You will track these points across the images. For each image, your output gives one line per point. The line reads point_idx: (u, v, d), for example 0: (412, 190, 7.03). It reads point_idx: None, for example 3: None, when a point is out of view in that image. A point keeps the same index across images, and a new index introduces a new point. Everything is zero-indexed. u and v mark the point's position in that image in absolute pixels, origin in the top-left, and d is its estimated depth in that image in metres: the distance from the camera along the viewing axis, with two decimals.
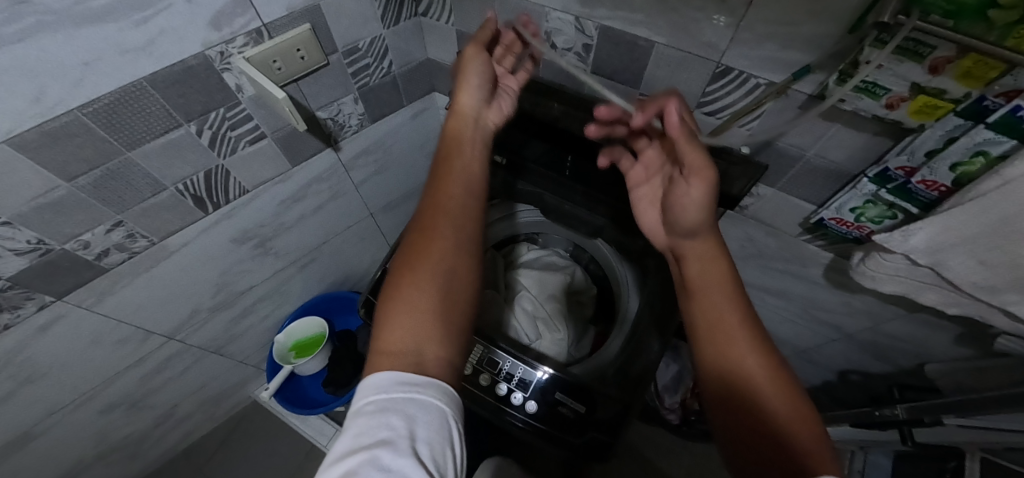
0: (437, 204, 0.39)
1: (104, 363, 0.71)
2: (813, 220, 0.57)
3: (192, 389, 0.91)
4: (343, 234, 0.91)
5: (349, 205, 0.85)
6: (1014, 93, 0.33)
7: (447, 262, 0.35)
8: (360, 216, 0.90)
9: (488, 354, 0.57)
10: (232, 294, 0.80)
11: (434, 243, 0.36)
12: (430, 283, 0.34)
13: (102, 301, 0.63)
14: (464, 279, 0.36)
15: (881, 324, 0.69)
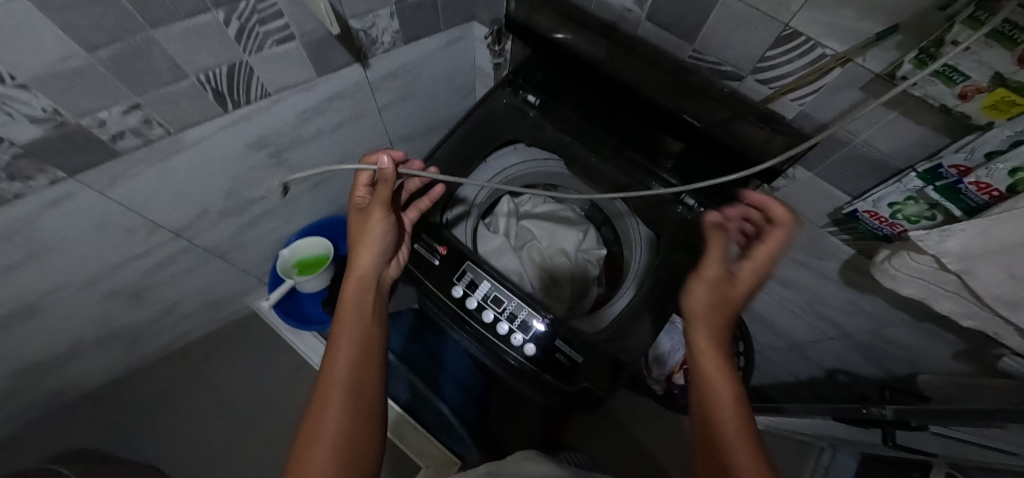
0: (329, 375, 0.42)
1: (111, 249, 0.71)
2: (845, 212, 0.55)
3: (194, 290, 0.93)
4: (359, 159, 0.89)
5: (369, 128, 0.83)
6: None
7: (349, 413, 0.40)
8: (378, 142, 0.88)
9: (494, 292, 0.58)
10: (242, 202, 0.79)
11: (333, 405, 0.40)
12: (333, 447, 0.38)
13: (114, 187, 0.62)
14: (369, 417, 0.41)
15: (883, 329, 0.69)
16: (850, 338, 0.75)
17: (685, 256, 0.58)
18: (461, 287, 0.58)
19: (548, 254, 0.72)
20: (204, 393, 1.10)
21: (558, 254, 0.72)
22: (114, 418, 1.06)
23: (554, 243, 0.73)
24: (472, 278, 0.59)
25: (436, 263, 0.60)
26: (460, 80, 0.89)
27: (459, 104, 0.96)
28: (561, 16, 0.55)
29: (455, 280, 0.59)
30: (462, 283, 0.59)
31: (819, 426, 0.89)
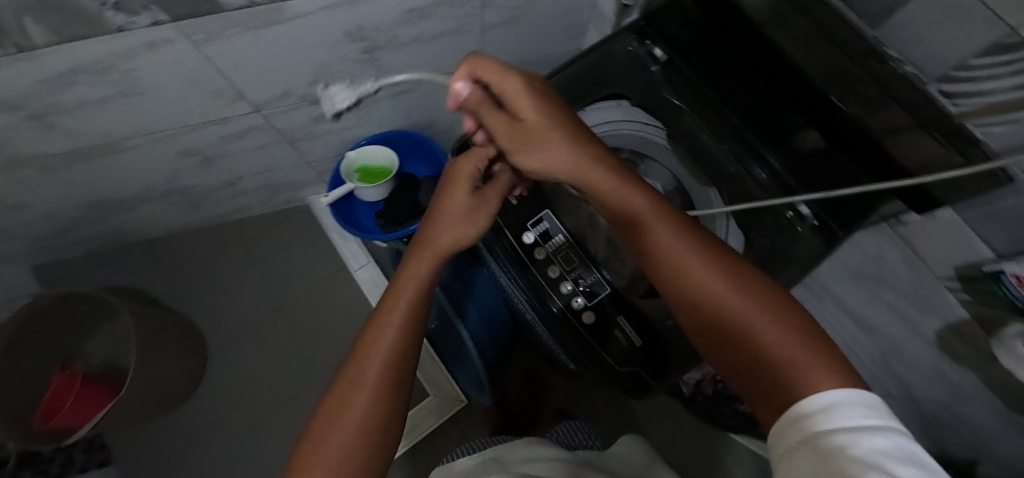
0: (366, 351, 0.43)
1: (195, 107, 0.72)
2: (987, 270, 0.47)
3: (259, 168, 0.95)
4: (446, 76, 0.85)
5: (465, 46, 0.78)
6: None
7: (375, 399, 0.41)
8: (470, 64, 0.83)
9: (566, 248, 0.57)
10: (324, 92, 0.77)
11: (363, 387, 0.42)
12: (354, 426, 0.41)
13: (210, 43, 0.60)
14: (393, 402, 0.43)
15: (958, 406, 0.62)
16: (913, 403, 0.69)
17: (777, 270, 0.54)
18: (535, 234, 0.58)
19: None
20: (247, 267, 1.16)
21: None
22: (167, 264, 1.13)
23: None
24: (547, 228, 0.58)
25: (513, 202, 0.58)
26: (573, 16, 0.80)
27: (563, 43, 0.88)
28: None
29: (528, 226, 0.58)
30: (537, 231, 0.58)
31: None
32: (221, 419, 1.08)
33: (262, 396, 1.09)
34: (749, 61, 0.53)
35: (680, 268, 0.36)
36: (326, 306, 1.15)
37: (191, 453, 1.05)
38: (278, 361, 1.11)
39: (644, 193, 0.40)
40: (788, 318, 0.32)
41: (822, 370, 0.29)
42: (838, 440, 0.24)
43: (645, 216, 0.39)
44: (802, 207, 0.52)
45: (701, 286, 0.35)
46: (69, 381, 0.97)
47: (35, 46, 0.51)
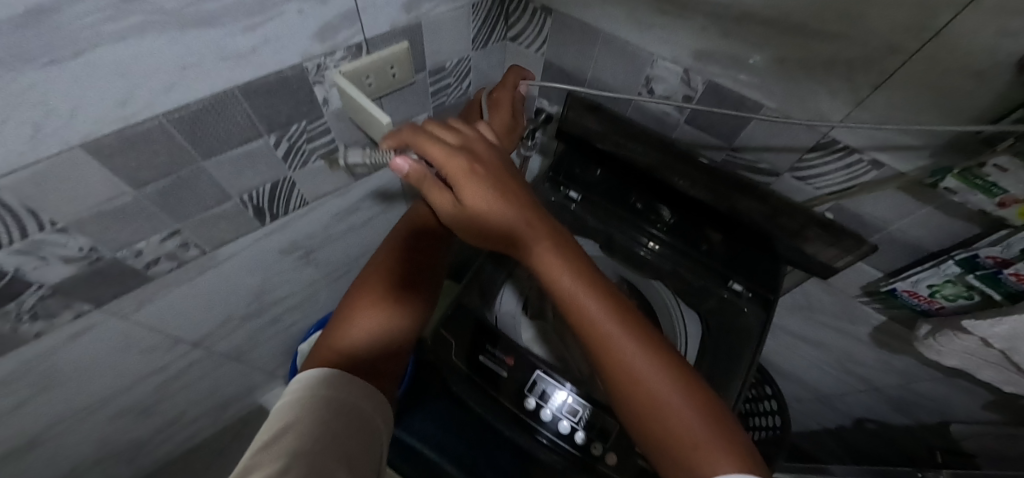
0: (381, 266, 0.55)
1: (125, 371, 0.65)
2: (882, 288, 0.58)
3: (202, 395, 0.86)
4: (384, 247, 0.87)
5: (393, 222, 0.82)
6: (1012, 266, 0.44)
7: (377, 309, 0.51)
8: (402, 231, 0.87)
9: (569, 400, 0.52)
10: (266, 304, 0.75)
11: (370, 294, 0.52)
12: (377, 313, 0.50)
13: (139, 311, 0.58)
14: (387, 326, 0.51)
15: (911, 383, 0.71)
16: (880, 392, 0.77)
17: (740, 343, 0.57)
18: (533, 398, 0.53)
19: None
20: None
21: None
22: None
23: None
24: (545, 389, 0.53)
25: (503, 374, 0.54)
26: None
27: None
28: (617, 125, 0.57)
29: (527, 391, 0.53)
30: (533, 393, 0.53)
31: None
32: None
33: None
34: (650, 185, 0.60)
35: (597, 330, 0.41)
36: None
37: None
38: None
39: (553, 261, 0.41)
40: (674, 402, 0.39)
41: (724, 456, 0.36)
42: None
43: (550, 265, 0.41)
44: (735, 283, 0.59)
45: (615, 350, 0.40)
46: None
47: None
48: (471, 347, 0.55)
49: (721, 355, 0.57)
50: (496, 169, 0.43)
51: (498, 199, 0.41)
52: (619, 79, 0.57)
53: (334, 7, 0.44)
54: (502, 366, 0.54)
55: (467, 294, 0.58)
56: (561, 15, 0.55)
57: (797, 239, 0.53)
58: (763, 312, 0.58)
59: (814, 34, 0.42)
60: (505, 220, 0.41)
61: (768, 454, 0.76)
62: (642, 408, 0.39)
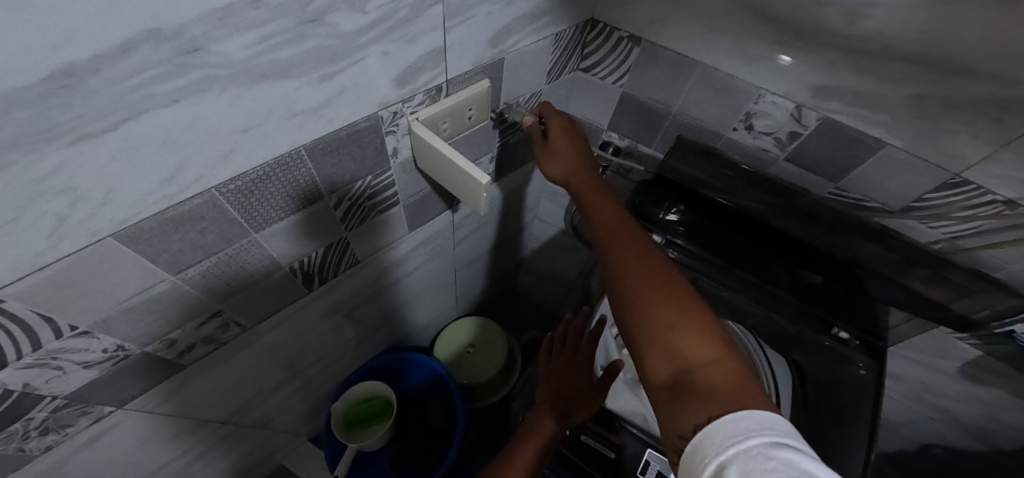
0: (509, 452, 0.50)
1: (144, 464, 0.56)
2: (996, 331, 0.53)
3: (224, 471, 0.75)
4: (426, 293, 0.79)
5: (437, 269, 0.74)
6: None
7: None
8: (446, 275, 0.78)
9: None
10: (301, 368, 0.66)
11: None
12: None
13: (165, 403, 0.49)
14: None
15: (996, 412, 0.69)
16: (956, 420, 0.74)
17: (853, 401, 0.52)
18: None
19: None
20: None
21: None
22: None
23: None
24: (660, 470, 0.48)
25: (609, 455, 0.50)
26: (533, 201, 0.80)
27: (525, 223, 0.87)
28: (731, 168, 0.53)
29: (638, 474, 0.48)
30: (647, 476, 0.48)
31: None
32: None
33: None
34: (756, 232, 0.57)
35: (610, 233, 0.39)
36: None
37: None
38: None
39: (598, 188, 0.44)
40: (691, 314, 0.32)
41: (730, 395, 0.28)
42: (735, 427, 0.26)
43: (583, 181, 0.44)
44: (841, 331, 0.54)
45: (619, 244, 0.38)
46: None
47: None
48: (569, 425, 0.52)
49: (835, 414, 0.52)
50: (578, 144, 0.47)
51: (580, 153, 0.47)
52: (710, 112, 0.52)
53: (420, 46, 0.37)
54: (609, 447, 0.50)
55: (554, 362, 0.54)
56: (652, 45, 0.49)
57: (911, 269, 0.49)
58: (875, 362, 0.53)
59: (969, 72, 0.37)
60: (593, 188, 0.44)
61: None
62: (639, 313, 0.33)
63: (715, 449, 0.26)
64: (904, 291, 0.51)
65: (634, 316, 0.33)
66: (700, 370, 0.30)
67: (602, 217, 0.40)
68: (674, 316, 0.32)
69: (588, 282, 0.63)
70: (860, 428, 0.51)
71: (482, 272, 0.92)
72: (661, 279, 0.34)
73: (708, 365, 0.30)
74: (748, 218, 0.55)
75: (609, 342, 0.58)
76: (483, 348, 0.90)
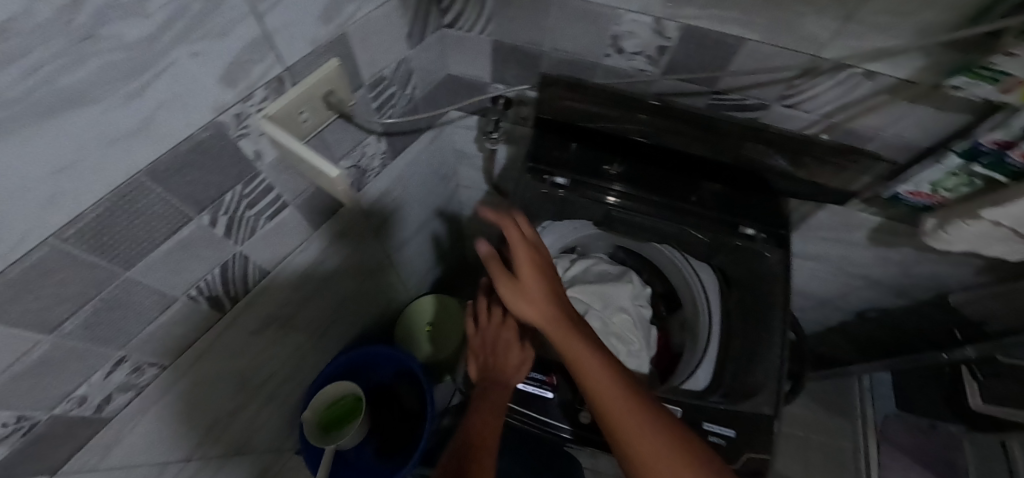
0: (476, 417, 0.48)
1: None
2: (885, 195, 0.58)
3: None
4: (364, 288, 0.78)
5: (369, 260, 0.73)
6: (1008, 146, 0.45)
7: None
8: (381, 264, 0.77)
9: None
10: (253, 389, 0.66)
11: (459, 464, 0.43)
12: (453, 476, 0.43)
13: (108, 457, 0.48)
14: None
15: (910, 268, 0.75)
16: (878, 283, 0.82)
17: (767, 289, 0.57)
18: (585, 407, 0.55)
19: (606, 316, 0.69)
20: None
21: (618, 311, 0.70)
22: None
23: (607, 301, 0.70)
24: None
25: (549, 395, 0.56)
26: (449, 171, 0.78)
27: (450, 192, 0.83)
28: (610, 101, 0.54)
29: (577, 405, 0.55)
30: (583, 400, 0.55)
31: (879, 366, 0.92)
32: None
33: None
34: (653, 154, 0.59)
35: (575, 343, 0.44)
36: None
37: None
38: None
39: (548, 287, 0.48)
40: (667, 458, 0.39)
41: None
42: None
43: (541, 259, 0.49)
44: (747, 228, 0.57)
45: (577, 348, 0.44)
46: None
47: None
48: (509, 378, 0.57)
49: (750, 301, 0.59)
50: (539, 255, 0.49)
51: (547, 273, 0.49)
52: (580, 44, 0.51)
53: (235, 39, 0.34)
54: (546, 387, 0.56)
55: None
56: None
57: (792, 165, 0.53)
58: (781, 251, 0.56)
59: None
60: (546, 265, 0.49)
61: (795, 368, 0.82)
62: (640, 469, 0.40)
63: None
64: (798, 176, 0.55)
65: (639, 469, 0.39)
66: None
67: (557, 315, 0.46)
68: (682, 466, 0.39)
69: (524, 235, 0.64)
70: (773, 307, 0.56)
71: (421, 254, 0.90)
72: (633, 417, 0.41)
73: None
74: (641, 145, 0.57)
75: None
76: (442, 324, 0.92)
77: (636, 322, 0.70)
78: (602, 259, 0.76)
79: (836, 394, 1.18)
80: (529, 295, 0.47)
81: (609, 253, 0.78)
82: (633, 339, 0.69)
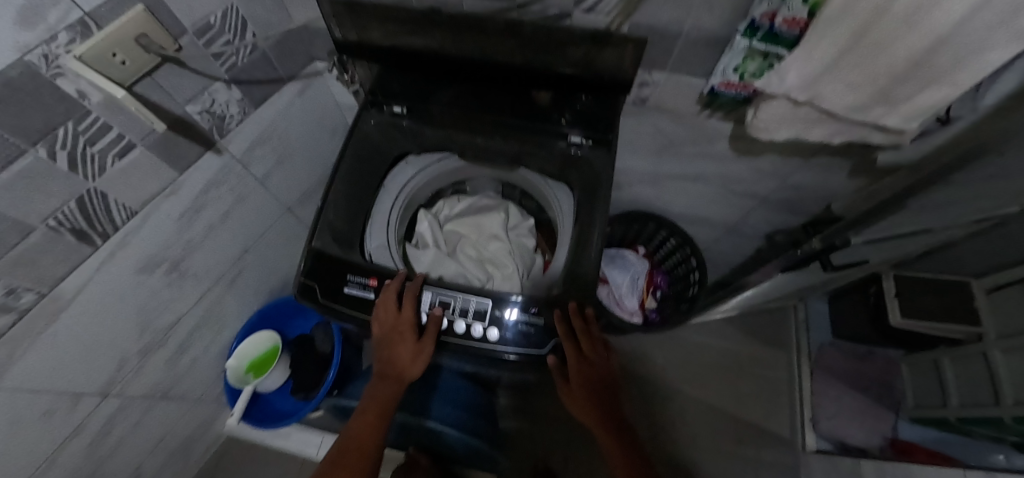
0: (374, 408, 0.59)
1: (38, 439, 0.63)
2: (706, 92, 0.60)
3: (152, 441, 0.87)
4: (269, 233, 0.89)
5: (264, 204, 0.83)
6: (772, 12, 0.43)
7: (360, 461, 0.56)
8: (277, 214, 0.88)
9: (438, 297, 0.57)
10: (161, 331, 0.74)
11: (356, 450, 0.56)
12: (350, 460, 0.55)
13: (6, 375, 0.54)
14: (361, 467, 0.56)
15: (788, 179, 0.76)
16: (769, 200, 0.84)
17: (596, 188, 0.61)
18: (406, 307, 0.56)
19: (479, 243, 0.74)
20: None
21: (493, 239, 0.73)
22: None
23: (482, 231, 0.75)
24: (414, 295, 0.57)
25: (371, 296, 0.57)
26: (331, 122, 0.88)
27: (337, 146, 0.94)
28: (389, 19, 0.54)
29: (398, 304, 0.56)
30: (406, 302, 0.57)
31: (784, 285, 0.96)
32: None
33: None
34: (454, 70, 0.60)
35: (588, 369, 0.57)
36: None
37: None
38: None
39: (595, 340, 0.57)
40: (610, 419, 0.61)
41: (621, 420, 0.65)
42: None
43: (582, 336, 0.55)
44: (574, 136, 0.60)
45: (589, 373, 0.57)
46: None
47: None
48: (333, 283, 0.57)
49: (584, 203, 0.62)
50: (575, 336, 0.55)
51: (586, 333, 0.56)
52: None
53: None
54: (369, 289, 0.57)
55: (319, 240, 0.58)
56: None
57: (593, 66, 0.55)
58: (609, 155, 0.60)
59: None
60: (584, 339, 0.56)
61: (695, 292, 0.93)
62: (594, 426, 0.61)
63: None
64: (583, 67, 0.55)
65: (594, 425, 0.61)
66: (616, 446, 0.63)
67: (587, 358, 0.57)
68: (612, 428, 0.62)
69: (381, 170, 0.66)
70: (598, 205, 0.60)
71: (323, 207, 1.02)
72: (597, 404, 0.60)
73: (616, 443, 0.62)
74: (443, 61, 0.59)
75: (388, 216, 0.65)
76: None
77: (512, 248, 0.73)
78: (485, 196, 0.80)
79: (778, 326, 1.21)
80: (585, 344, 0.56)
81: (497, 190, 0.80)
82: (508, 263, 0.71)
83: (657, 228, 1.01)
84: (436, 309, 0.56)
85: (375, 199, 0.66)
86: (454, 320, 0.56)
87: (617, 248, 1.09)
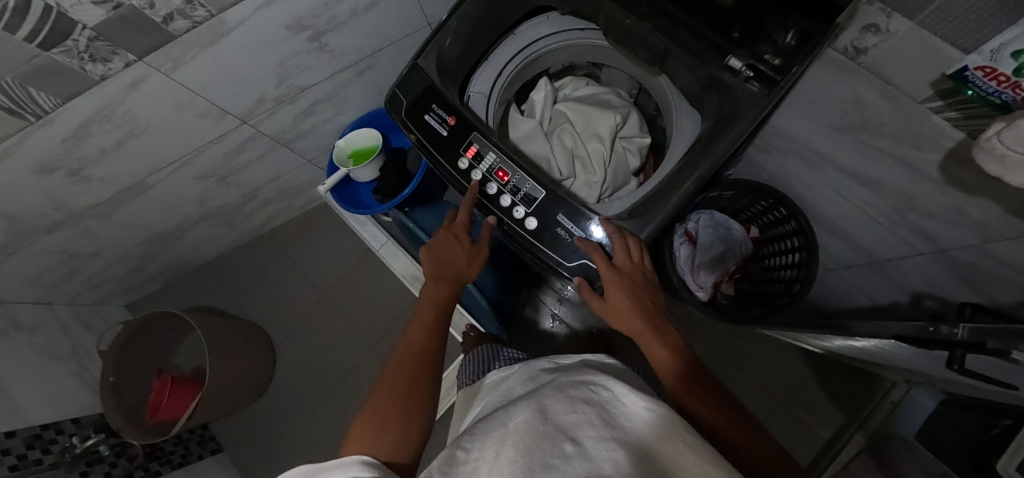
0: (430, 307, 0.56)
1: (192, 133, 0.79)
2: (952, 71, 0.42)
3: (270, 176, 1.08)
4: (400, 42, 0.90)
5: (408, 10, 0.82)
6: None
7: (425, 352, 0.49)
8: (417, 26, 0.89)
9: (499, 164, 0.55)
10: (293, 90, 0.85)
11: (417, 335, 0.52)
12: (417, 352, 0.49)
13: (178, 69, 0.64)
14: (428, 355, 0.49)
15: (990, 245, 0.56)
16: (944, 255, 0.65)
17: (729, 128, 0.49)
18: (467, 158, 0.56)
19: (580, 137, 0.65)
20: (289, 267, 1.32)
21: (594, 138, 0.64)
22: (227, 280, 1.32)
23: (589, 126, 0.65)
24: (477, 151, 0.56)
25: (443, 134, 0.57)
26: None
27: None
28: None
29: (462, 152, 0.57)
30: (469, 154, 0.57)
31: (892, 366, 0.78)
32: (292, 406, 1.23)
33: (327, 373, 1.24)
34: None
35: (613, 280, 0.51)
36: (365, 288, 1.28)
37: (289, 456, 1.20)
38: (334, 345, 1.25)
39: (619, 248, 0.51)
40: (659, 331, 0.50)
41: (696, 361, 0.48)
42: (615, 393, 0.31)
43: (594, 247, 0.52)
44: (733, 59, 0.48)
45: (615, 282, 0.51)
46: (163, 384, 1.10)
47: (49, 111, 0.58)
48: (420, 107, 0.58)
49: (707, 140, 0.50)
50: (591, 248, 0.51)
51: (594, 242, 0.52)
52: None
53: None
54: (444, 126, 0.57)
55: (425, 61, 0.59)
56: None
57: None
58: (766, 96, 0.47)
59: None
60: (596, 249, 0.51)
61: (780, 307, 0.81)
62: (651, 355, 0.49)
63: (567, 413, 0.28)
64: None
65: (652, 347, 0.49)
66: (709, 380, 0.46)
67: (613, 269, 0.51)
68: (676, 354, 0.48)
69: (514, 19, 0.59)
70: (719, 150, 0.49)
71: None
72: (636, 322, 0.51)
73: (697, 379, 0.45)
74: None
75: (502, 66, 0.61)
76: None
77: (610, 157, 0.63)
78: (616, 94, 0.69)
79: (846, 378, 1.09)
80: (598, 254, 0.51)
81: (631, 92, 0.71)
82: (598, 170, 0.62)
83: (783, 215, 0.83)
84: (535, 258, 0.57)
85: (496, 47, 0.61)
86: (502, 193, 0.56)
87: (726, 216, 0.97)
